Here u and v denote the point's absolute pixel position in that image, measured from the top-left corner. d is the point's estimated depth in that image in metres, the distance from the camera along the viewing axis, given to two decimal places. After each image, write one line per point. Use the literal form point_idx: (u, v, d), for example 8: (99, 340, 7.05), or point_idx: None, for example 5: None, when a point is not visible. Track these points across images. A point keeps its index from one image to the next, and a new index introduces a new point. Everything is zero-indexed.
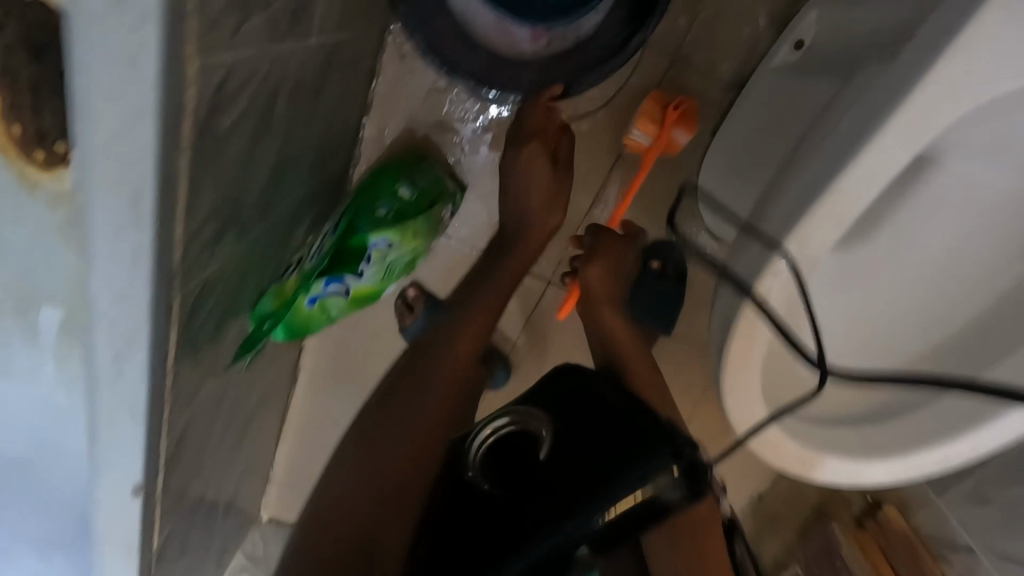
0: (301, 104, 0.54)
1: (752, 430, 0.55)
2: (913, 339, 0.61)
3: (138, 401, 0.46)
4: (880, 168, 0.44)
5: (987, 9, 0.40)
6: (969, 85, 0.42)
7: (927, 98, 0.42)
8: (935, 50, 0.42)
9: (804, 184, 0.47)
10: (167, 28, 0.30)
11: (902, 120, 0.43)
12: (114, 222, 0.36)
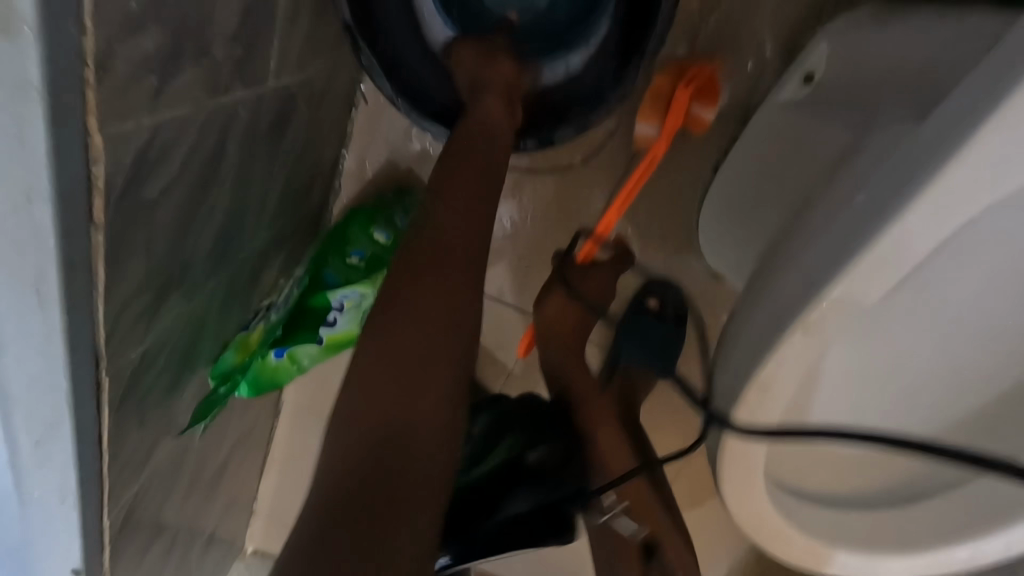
0: (256, 151, 0.49)
1: (756, 522, 0.46)
2: (929, 409, 0.47)
3: (66, 486, 0.41)
4: (901, 250, 0.34)
5: None
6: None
7: (969, 164, 0.32)
8: (988, 102, 0.32)
9: (814, 258, 0.37)
10: (57, 103, 0.25)
11: (933, 193, 0.33)
12: (17, 308, 0.31)
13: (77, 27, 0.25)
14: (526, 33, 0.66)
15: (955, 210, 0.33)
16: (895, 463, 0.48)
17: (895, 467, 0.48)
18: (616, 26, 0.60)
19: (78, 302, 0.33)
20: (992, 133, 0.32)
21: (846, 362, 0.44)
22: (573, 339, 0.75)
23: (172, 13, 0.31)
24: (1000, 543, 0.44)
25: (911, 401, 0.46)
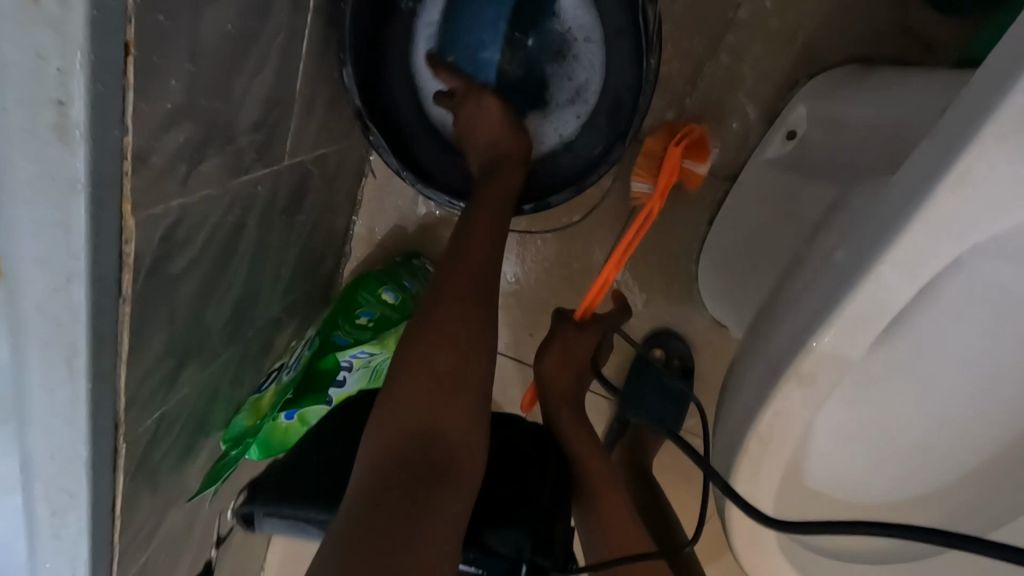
0: (271, 226, 0.53)
1: None
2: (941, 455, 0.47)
3: (74, 556, 0.41)
4: (885, 302, 0.35)
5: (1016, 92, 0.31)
6: (998, 188, 0.32)
7: (937, 214, 0.33)
8: (948, 151, 0.33)
9: (806, 312, 0.38)
10: (96, 197, 0.28)
11: (906, 246, 0.34)
12: (48, 381, 0.33)
13: (119, 129, 0.28)
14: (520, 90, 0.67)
15: (933, 260, 0.34)
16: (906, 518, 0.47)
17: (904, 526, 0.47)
18: (609, 101, 0.63)
19: (103, 372, 0.35)
20: (958, 183, 0.32)
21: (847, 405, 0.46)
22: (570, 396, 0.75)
23: (201, 110, 0.35)
24: None
25: (916, 442, 0.48)
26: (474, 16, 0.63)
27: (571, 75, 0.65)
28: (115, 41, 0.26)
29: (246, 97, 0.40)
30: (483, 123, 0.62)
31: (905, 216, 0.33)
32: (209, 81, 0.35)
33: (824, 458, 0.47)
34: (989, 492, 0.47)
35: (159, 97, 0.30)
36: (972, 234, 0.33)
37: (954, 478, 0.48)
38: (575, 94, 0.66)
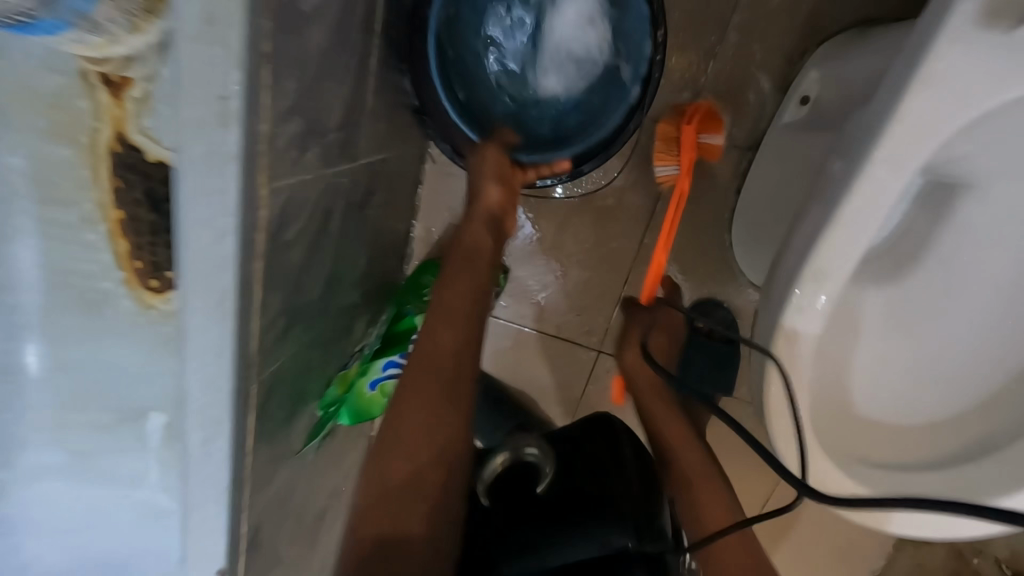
0: (351, 216, 0.63)
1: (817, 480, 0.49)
2: (964, 377, 0.56)
3: (220, 479, 0.51)
4: (876, 200, 0.41)
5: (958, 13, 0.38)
6: (960, 89, 0.39)
7: (912, 113, 0.40)
8: (913, 66, 0.40)
9: (813, 221, 0.44)
10: (243, 166, 0.38)
11: (889, 146, 0.40)
12: (205, 321, 0.43)
13: (257, 114, 0.38)
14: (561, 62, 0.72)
15: (915, 154, 0.40)
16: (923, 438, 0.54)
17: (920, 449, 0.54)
18: (630, 53, 0.69)
19: (243, 319, 0.45)
20: (926, 91, 0.39)
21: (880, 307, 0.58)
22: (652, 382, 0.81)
23: (305, 107, 0.45)
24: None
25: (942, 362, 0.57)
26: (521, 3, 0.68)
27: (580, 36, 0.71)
28: (256, 51, 0.36)
29: (332, 102, 0.50)
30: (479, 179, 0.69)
31: (880, 125, 0.40)
32: (310, 86, 0.45)
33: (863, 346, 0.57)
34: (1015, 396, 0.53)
35: (280, 96, 0.41)
36: (943, 128, 0.40)
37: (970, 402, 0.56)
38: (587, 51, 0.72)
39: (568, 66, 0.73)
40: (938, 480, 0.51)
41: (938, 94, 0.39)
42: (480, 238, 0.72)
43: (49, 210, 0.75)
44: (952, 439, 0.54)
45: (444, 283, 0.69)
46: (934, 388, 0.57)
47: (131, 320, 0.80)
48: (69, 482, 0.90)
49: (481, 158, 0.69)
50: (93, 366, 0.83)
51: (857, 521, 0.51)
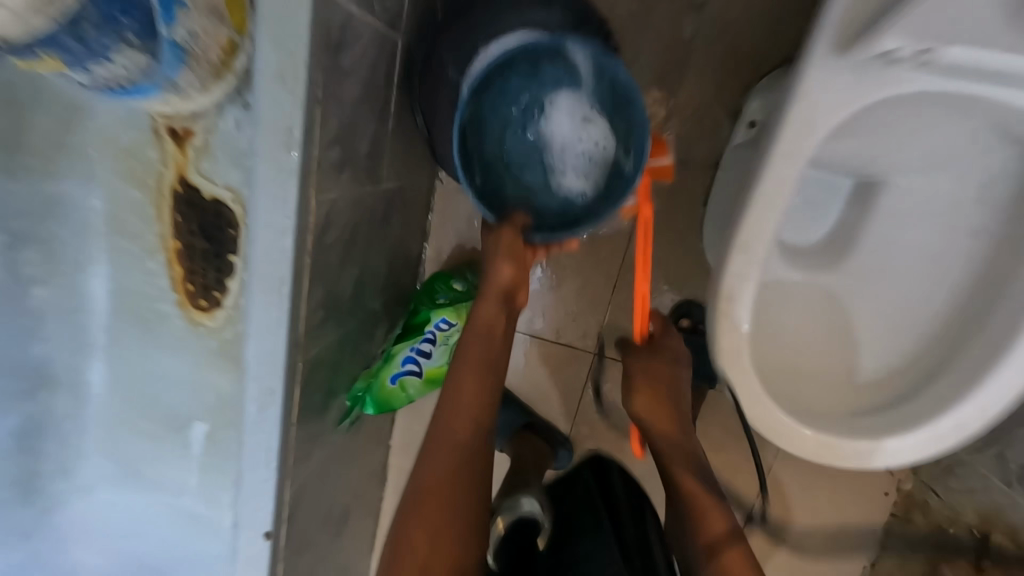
0: (376, 231, 0.76)
1: (772, 426, 0.59)
2: (895, 332, 0.67)
3: (272, 445, 0.62)
4: (782, 185, 0.52)
5: (823, 40, 0.50)
6: (835, 98, 0.50)
7: (801, 116, 0.51)
8: (799, 81, 0.51)
9: (739, 206, 0.55)
10: (300, 180, 0.51)
11: (787, 143, 0.51)
12: (267, 305, 0.55)
13: (311, 142, 0.52)
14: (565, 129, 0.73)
15: (806, 148, 0.52)
16: (859, 389, 0.67)
17: (858, 400, 0.66)
18: (634, 148, 0.70)
19: (295, 304, 0.57)
20: (809, 99, 0.51)
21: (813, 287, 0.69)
22: (671, 430, 0.82)
23: (342, 138, 0.59)
24: (956, 429, 0.59)
25: (872, 321, 0.68)
26: (517, 79, 0.71)
27: (586, 127, 0.72)
28: (311, 97, 0.50)
29: (361, 136, 0.64)
30: (496, 253, 0.69)
31: (784, 122, 0.51)
32: (347, 122, 0.58)
33: (801, 317, 0.68)
34: (931, 343, 0.65)
35: (327, 130, 0.54)
36: (825, 126, 0.51)
37: (900, 351, 0.67)
38: (592, 141, 0.72)
39: (574, 155, 0.73)
40: (875, 419, 0.62)
41: (817, 101, 0.51)
42: (494, 319, 0.70)
43: (117, 243, 0.88)
44: (868, 394, 0.66)
45: (460, 364, 0.68)
46: (870, 343, 0.68)
47: (181, 337, 0.90)
48: (120, 491, 0.99)
49: (496, 237, 0.69)
50: (146, 381, 0.93)
51: (817, 461, 0.61)
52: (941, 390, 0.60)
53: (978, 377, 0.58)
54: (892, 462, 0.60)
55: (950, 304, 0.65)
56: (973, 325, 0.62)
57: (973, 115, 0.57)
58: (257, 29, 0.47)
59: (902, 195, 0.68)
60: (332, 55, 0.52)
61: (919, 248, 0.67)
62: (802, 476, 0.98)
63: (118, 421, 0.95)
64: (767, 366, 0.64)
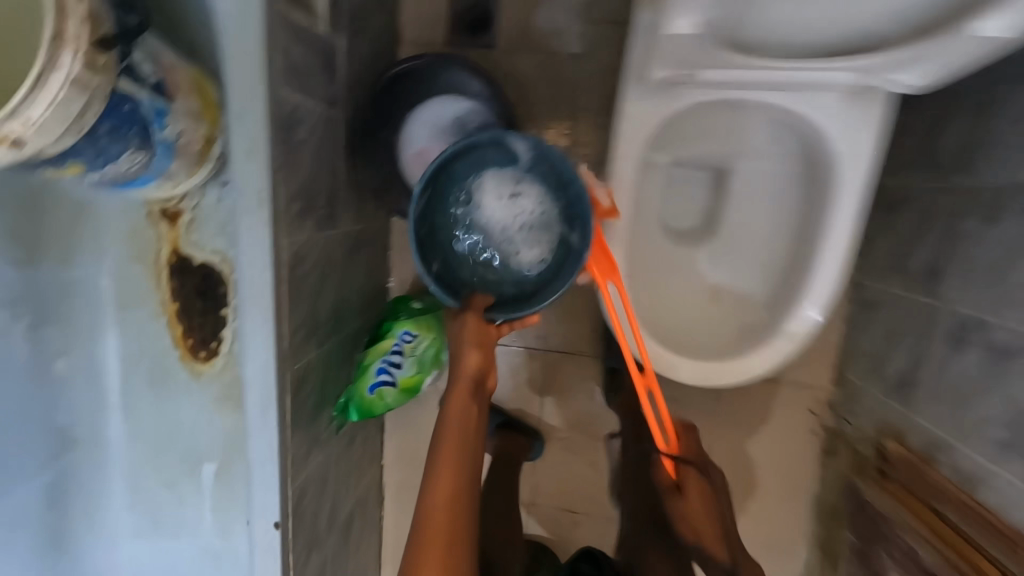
0: (343, 266, 0.93)
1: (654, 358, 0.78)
2: (752, 267, 0.84)
3: (272, 443, 0.76)
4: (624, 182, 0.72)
5: (626, 83, 0.70)
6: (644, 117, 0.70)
7: (624, 136, 0.71)
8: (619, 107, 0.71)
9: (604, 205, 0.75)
10: (272, 226, 0.69)
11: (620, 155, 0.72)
12: (258, 324, 0.72)
13: (278, 197, 0.69)
14: (512, 206, 0.83)
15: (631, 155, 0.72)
16: (731, 317, 0.84)
17: (730, 326, 0.83)
18: (571, 219, 0.80)
19: (278, 322, 0.73)
20: (626, 121, 0.71)
21: (688, 254, 0.88)
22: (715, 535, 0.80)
23: (303, 194, 0.76)
24: (797, 331, 0.75)
25: (735, 263, 0.85)
26: (462, 169, 0.81)
27: (521, 206, 0.82)
28: (273, 163, 0.68)
29: (319, 190, 0.82)
30: (464, 336, 0.76)
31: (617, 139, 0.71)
32: (305, 180, 0.76)
33: (679, 274, 0.86)
34: (775, 270, 0.82)
35: (289, 186, 0.72)
36: (642, 138, 0.71)
37: (758, 280, 0.84)
38: (530, 217, 0.83)
39: (518, 234, 0.83)
40: (741, 341, 0.80)
41: (632, 123, 0.71)
42: (467, 405, 0.75)
43: (125, 313, 1.03)
44: (743, 322, 0.82)
45: (439, 446, 0.72)
46: (736, 281, 0.85)
47: (186, 386, 1.04)
48: (142, 539, 1.08)
49: (461, 323, 0.77)
50: (159, 432, 1.06)
51: (698, 382, 0.79)
52: (781, 308, 0.78)
53: (796, 297, 0.76)
54: (754, 371, 0.77)
55: (784, 235, 0.82)
56: (796, 248, 0.79)
57: (761, 113, 0.77)
58: (231, 124, 0.66)
59: (742, 163, 0.85)
60: (287, 131, 0.70)
61: (761, 199, 0.84)
62: (738, 428, 1.14)
63: (135, 473, 1.07)
64: (652, 315, 0.82)
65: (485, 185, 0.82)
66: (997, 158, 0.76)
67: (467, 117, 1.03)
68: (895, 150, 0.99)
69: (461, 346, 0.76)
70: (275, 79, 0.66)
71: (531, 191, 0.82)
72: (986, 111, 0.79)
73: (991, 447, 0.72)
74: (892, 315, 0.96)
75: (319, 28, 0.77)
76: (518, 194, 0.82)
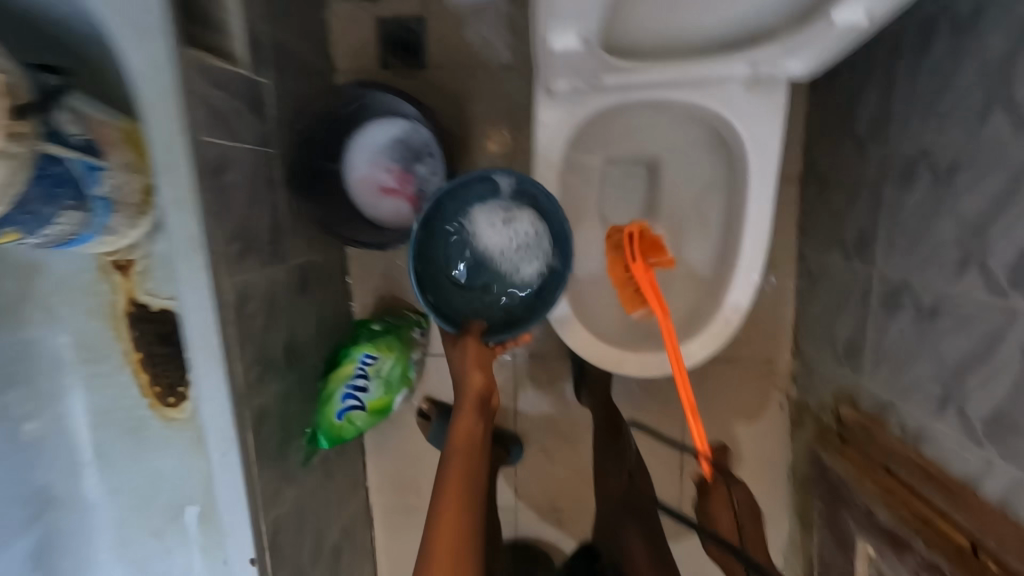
0: (294, 299, 0.94)
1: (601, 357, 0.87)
2: (686, 254, 0.90)
3: (238, 482, 0.77)
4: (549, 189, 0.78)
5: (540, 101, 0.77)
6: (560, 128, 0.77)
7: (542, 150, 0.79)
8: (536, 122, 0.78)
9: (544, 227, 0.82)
10: (210, 271, 0.70)
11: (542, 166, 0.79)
12: (208, 368, 0.73)
13: (213, 242, 0.71)
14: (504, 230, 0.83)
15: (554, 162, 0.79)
16: (672, 305, 0.90)
17: (672, 313, 0.90)
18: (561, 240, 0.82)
19: (228, 363, 0.74)
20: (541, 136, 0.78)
21: None
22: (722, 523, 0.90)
23: (241, 234, 0.78)
24: (729, 314, 0.82)
25: (672, 252, 0.91)
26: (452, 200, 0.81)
27: (514, 230, 0.82)
28: (204, 210, 0.69)
29: (259, 228, 0.83)
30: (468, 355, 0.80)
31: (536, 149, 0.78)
32: (242, 220, 0.78)
33: None
34: (707, 257, 0.89)
35: (224, 229, 0.73)
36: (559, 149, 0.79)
37: (693, 267, 0.90)
38: (524, 240, 0.83)
39: (514, 258, 0.84)
40: (681, 329, 0.88)
41: (549, 133, 0.78)
42: (474, 423, 0.79)
43: (90, 368, 1.03)
44: (683, 313, 0.89)
45: (450, 459, 0.74)
46: (674, 270, 0.91)
47: (158, 435, 1.03)
48: None
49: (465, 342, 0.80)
50: (138, 483, 1.05)
51: (643, 373, 0.87)
52: (713, 295, 0.85)
53: (724, 283, 0.83)
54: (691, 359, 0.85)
55: (713, 223, 0.88)
56: (723, 237, 0.86)
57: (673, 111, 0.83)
58: (156, 176, 0.67)
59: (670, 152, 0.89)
60: (214, 177, 0.72)
61: (690, 188, 0.89)
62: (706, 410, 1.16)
63: (118, 527, 1.06)
64: (597, 317, 0.90)
65: (478, 214, 0.82)
66: (905, 127, 0.79)
67: (406, 137, 1.04)
68: (821, 126, 1.02)
69: (463, 367, 0.79)
70: (195, 129, 0.68)
71: (523, 216, 0.82)
72: (892, 82, 0.82)
73: (929, 403, 0.75)
74: (835, 285, 0.99)
75: (239, 70, 0.78)
76: (510, 220, 0.82)
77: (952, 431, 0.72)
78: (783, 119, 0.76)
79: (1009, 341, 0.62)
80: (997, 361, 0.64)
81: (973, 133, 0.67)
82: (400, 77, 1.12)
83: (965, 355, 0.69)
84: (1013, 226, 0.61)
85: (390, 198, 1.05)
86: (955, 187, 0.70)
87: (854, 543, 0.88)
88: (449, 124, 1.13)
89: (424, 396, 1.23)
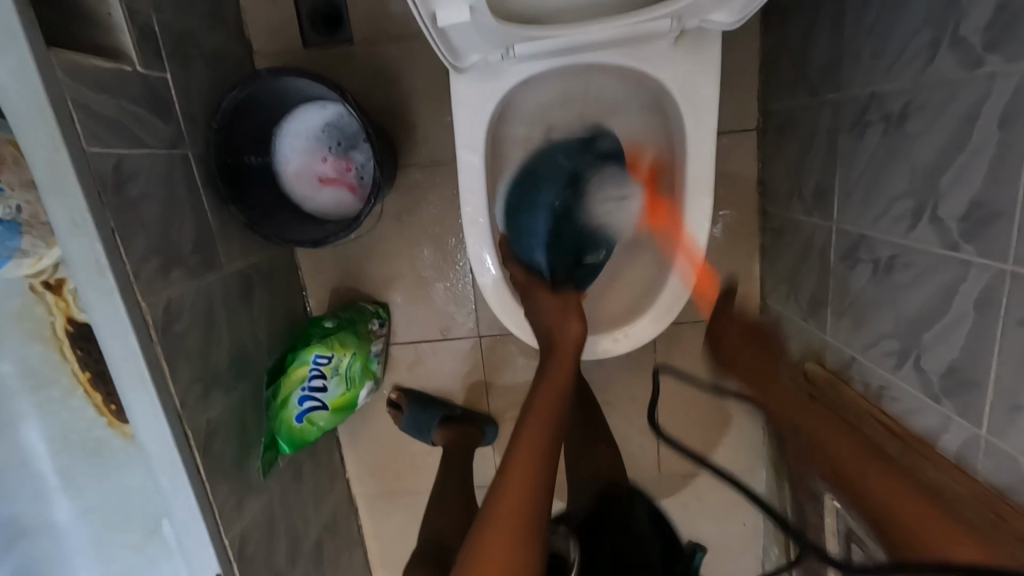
0: (235, 306, 0.90)
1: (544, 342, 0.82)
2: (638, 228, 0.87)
3: (192, 501, 0.75)
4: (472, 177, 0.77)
5: (456, 80, 0.75)
6: (478, 107, 0.75)
7: (465, 130, 0.76)
8: (456, 103, 0.76)
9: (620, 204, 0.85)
10: (125, 293, 0.66)
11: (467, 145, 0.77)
12: (140, 393, 0.69)
13: (124, 263, 0.66)
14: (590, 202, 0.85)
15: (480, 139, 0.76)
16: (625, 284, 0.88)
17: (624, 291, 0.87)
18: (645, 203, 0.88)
19: (161, 386, 0.71)
20: (460, 117, 0.76)
21: None
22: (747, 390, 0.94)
23: (160, 249, 0.73)
24: (674, 287, 0.80)
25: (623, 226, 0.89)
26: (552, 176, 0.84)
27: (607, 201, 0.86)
28: (106, 229, 0.64)
29: (180, 238, 0.78)
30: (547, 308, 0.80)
31: (459, 127, 0.76)
32: (158, 233, 0.73)
33: None
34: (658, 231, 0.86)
35: (134, 247, 0.68)
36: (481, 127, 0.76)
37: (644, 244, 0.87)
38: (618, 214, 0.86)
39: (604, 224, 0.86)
40: (631, 308, 0.86)
41: (468, 113, 0.76)
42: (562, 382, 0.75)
43: (37, 394, 0.91)
44: (635, 289, 0.86)
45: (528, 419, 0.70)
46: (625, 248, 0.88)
47: (122, 452, 0.91)
48: None
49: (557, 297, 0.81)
50: (114, 500, 0.94)
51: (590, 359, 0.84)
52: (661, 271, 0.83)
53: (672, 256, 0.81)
54: (638, 340, 0.83)
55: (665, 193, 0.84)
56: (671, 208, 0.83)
57: (604, 76, 0.80)
58: (45, 197, 0.61)
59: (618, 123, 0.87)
60: (116, 192, 0.66)
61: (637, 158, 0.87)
62: (677, 375, 1.15)
63: (94, 545, 0.97)
64: None
65: (590, 190, 0.85)
66: (854, 71, 0.74)
67: (340, 122, 0.99)
68: (775, 71, 0.97)
69: (558, 317, 0.79)
70: (81, 142, 0.62)
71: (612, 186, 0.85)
72: (841, 21, 0.76)
73: (891, 358, 0.73)
74: (798, 240, 0.95)
75: (129, 69, 0.72)
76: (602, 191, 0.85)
77: (911, 386, 0.70)
78: (718, 76, 0.74)
79: (961, 295, 0.60)
80: (951, 315, 0.62)
81: (921, 73, 0.62)
82: (326, 55, 1.04)
83: (921, 311, 0.66)
84: (963, 173, 0.57)
85: (330, 187, 1.00)
86: (905, 133, 0.66)
87: (823, 499, 0.90)
88: (383, 101, 1.06)
89: (394, 385, 1.21)
